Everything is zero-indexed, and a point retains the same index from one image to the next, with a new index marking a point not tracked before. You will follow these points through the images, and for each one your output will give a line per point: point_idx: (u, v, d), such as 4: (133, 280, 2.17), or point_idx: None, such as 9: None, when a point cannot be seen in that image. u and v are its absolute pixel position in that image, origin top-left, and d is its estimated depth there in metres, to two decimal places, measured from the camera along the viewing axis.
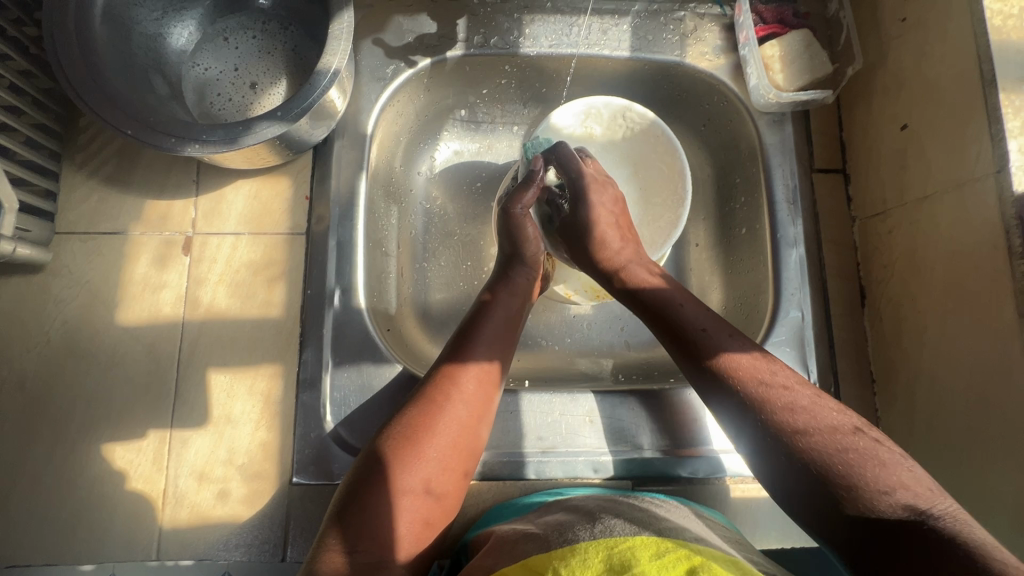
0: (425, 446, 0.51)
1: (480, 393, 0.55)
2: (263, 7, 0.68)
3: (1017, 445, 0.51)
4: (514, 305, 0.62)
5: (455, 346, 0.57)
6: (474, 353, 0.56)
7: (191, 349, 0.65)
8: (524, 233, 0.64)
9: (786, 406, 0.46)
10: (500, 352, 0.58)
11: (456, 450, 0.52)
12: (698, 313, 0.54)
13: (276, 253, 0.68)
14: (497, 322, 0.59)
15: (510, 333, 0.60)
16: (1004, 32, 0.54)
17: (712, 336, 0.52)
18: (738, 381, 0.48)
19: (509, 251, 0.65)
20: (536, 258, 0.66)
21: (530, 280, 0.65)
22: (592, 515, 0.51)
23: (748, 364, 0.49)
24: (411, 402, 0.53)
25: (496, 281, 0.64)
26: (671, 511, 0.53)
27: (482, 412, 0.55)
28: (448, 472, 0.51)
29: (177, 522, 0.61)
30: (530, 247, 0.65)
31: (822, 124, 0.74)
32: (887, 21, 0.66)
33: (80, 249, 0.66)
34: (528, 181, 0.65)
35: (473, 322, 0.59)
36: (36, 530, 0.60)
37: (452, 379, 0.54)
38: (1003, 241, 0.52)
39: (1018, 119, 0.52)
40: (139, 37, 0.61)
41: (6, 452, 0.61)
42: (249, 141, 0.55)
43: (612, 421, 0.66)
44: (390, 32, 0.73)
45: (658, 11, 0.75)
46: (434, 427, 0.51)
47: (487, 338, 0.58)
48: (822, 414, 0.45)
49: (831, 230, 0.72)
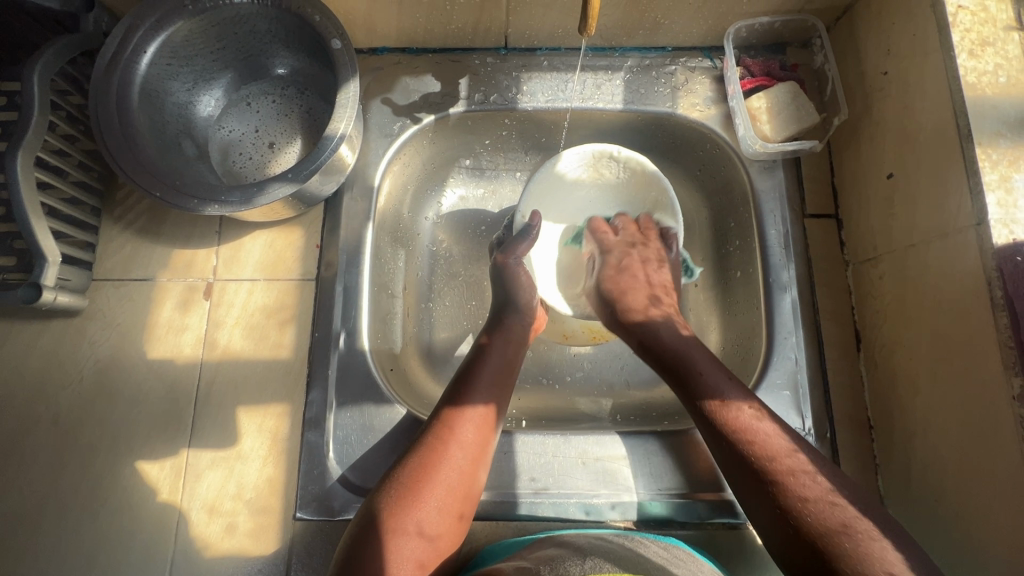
0: (424, 489, 0.53)
1: (478, 437, 0.58)
2: (282, 75, 0.75)
3: (1009, 499, 0.51)
4: (510, 350, 0.65)
5: (454, 390, 0.60)
6: (472, 398, 0.59)
7: (208, 388, 0.70)
8: (517, 281, 0.70)
9: (746, 433, 0.54)
10: (498, 396, 0.61)
11: (453, 493, 0.55)
12: (703, 361, 0.60)
13: (289, 297, 0.73)
14: (496, 362, 0.63)
15: (507, 376, 0.63)
16: (979, 88, 0.56)
17: (709, 380, 0.58)
18: (713, 413, 0.56)
19: (502, 299, 0.69)
20: (531, 304, 0.69)
21: (525, 326, 0.68)
22: (583, 550, 0.53)
23: (737, 412, 0.55)
24: (413, 448, 0.57)
25: (492, 327, 0.67)
26: (658, 554, 0.55)
27: (479, 455, 0.57)
28: (443, 515, 0.54)
29: (189, 553, 0.65)
30: (522, 293, 0.69)
31: (813, 170, 0.76)
32: (870, 74, 0.69)
33: (113, 295, 0.72)
34: (525, 234, 0.72)
35: (472, 367, 0.62)
36: (60, 558, 0.64)
37: (449, 424, 0.57)
38: (985, 291, 0.53)
39: (995, 171, 0.53)
40: (173, 107, 0.68)
41: (38, 483, 0.67)
42: (263, 200, 0.60)
43: (640, 462, 0.68)
44: (397, 92, 0.78)
45: (650, 66, 0.79)
46: (435, 470, 0.54)
47: (485, 381, 0.61)
48: (768, 446, 0.53)
49: (824, 275, 0.73)
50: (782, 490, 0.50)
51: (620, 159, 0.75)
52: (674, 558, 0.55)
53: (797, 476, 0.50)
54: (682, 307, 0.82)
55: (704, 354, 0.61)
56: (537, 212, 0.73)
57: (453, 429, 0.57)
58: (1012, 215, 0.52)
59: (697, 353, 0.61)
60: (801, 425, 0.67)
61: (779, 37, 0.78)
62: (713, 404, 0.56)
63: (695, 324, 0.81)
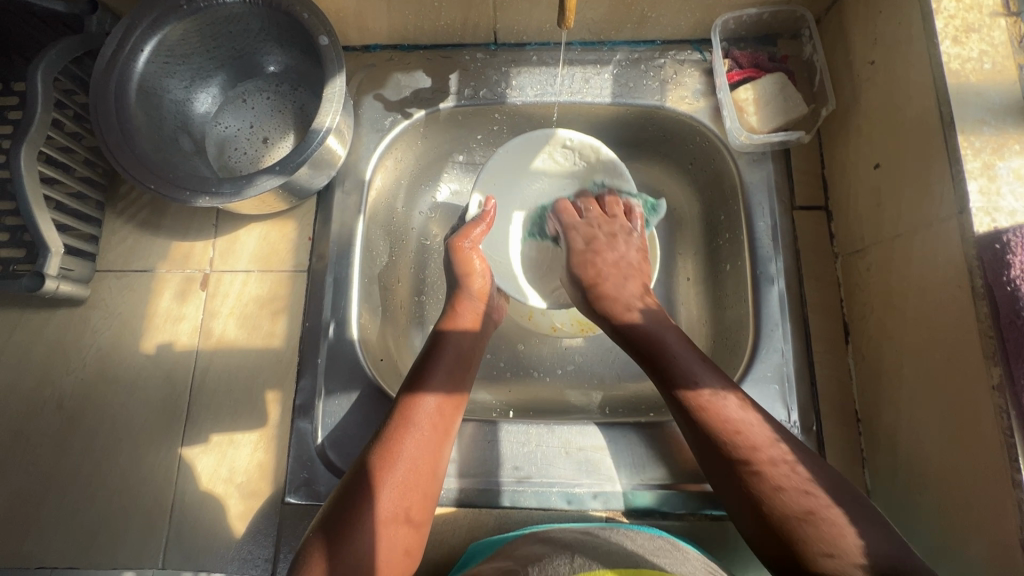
0: (391, 476, 0.55)
1: (437, 424, 0.60)
2: (275, 72, 0.77)
3: (991, 493, 0.50)
4: (466, 342, 0.67)
5: (411, 380, 0.62)
6: (429, 388, 0.61)
7: (203, 376, 0.72)
8: (468, 266, 0.71)
9: (727, 431, 0.55)
10: (456, 384, 0.63)
11: (420, 476, 0.57)
12: (683, 354, 0.61)
13: (282, 288, 0.75)
14: (451, 355, 0.65)
15: (464, 368, 0.65)
16: (962, 75, 0.54)
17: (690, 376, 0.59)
18: (694, 408, 0.57)
19: (456, 287, 0.71)
20: (487, 292, 0.72)
21: (477, 313, 0.70)
22: (567, 546, 0.54)
23: (720, 409, 0.56)
24: (376, 440, 0.58)
25: (445, 320, 0.69)
26: (641, 544, 0.56)
27: (442, 442, 0.60)
28: (418, 500, 0.56)
29: (183, 533, 0.67)
30: (477, 280, 0.71)
31: (803, 161, 0.76)
32: (858, 63, 0.68)
33: (115, 285, 0.75)
34: (479, 218, 0.73)
35: (427, 359, 0.64)
36: (62, 537, 0.67)
37: (409, 413, 0.59)
38: (967, 281, 0.52)
39: (978, 159, 0.52)
40: (170, 104, 0.70)
41: (42, 464, 0.70)
42: (251, 192, 0.62)
43: (618, 452, 0.68)
44: (389, 88, 0.80)
45: (639, 60, 0.79)
46: (398, 458, 0.56)
47: (442, 373, 0.63)
48: (749, 444, 0.54)
49: (814, 267, 0.72)
50: (764, 489, 0.52)
51: (575, 147, 0.77)
52: (659, 547, 0.56)
53: (778, 466, 0.53)
54: (672, 299, 0.83)
55: (688, 350, 0.61)
56: (490, 198, 0.74)
57: (411, 418, 0.59)
58: (994, 203, 0.51)
59: (678, 346, 0.62)
60: (787, 417, 0.66)
61: (769, 28, 0.77)
62: (694, 400, 0.57)
63: (685, 318, 0.81)
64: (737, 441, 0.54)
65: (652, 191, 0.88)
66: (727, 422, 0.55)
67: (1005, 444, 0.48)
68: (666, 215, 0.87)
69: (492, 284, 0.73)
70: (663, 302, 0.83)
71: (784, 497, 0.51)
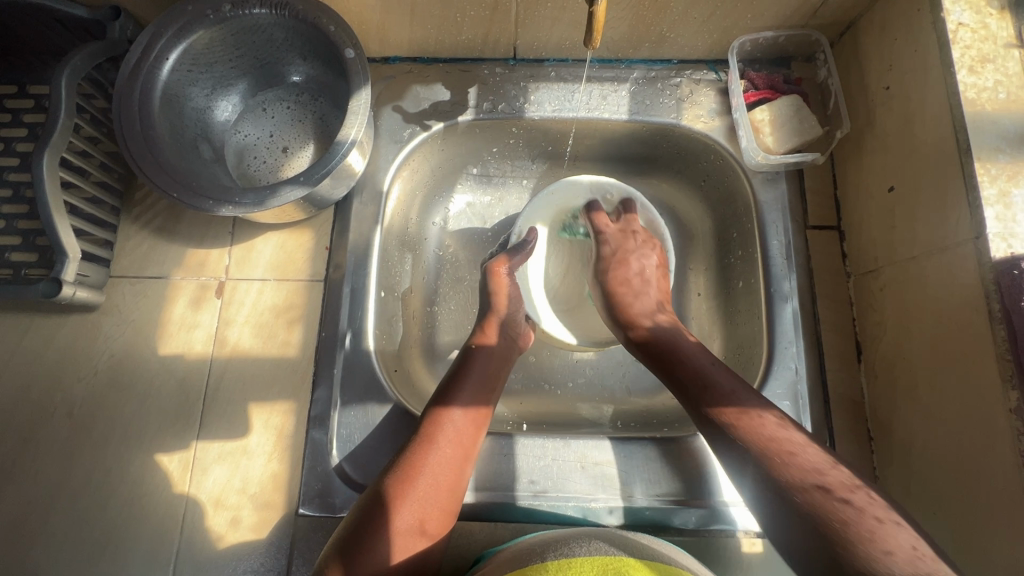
0: (412, 491, 0.55)
1: (461, 443, 0.60)
2: (297, 82, 0.78)
3: (1008, 515, 0.51)
4: (494, 361, 0.68)
5: (438, 397, 0.63)
6: (454, 405, 0.62)
7: (217, 384, 0.72)
8: (502, 290, 0.72)
9: (785, 453, 0.52)
10: (481, 404, 0.63)
11: (440, 492, 0.57)
12: (714, 371, 0.60)
13: (298, 297, 0.75)
14: (477, 374, 0.65)
15: (490, 388, 0.65)
16: (978, 104, 0.56)
17: (731, 396, 0.57)
18: (746, 431, 0.54)
19: (487, 307, 0.72)
20: (514, 318, 0.72)
21: (507, 336, 0.70)
22: (584, 533, 0.54)
23: (770, 432, 0.54)
24: (401, 453, 0.59)
25: (475, 338, 0.70)
26: (652, 540, 0.55)
27: (465, 460, 0.60)
28: (437, 516, 0.56)
29: (194, 543, 0.66)
30: (508, 306, 0.72)
31: (815, 182, 0.77)
32: (874, 88, 0.69)
33: (129, 292, 0.75)
34: (517, 249, 0.75)
35: (455, 377, 0.65)
36: (70, 548, 0.66)
37: (434, 428, 0.60)
38: (983, 305, 0.53)
39: (994, 186, 0.54)
40: (192, 112, 0.71)
41: (52, 470, 0.69)
42: (275, 203, 0.62)
43: (605, 467, 0.68)
44: (407, 100, 0.80)
45: (655, 78, 0.80)
46: (413, 472, 0.57)
47: (469, 391, 0.63)
48: (812, 465, 0.51)
49: (826, 285, 0.73)
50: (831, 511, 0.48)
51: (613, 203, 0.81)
52: (667, 544, 0.56)
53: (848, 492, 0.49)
54: (684, 315, 0.83)
55: (728, 374, 0.60)
56: (535, 230, 0.78)
57: (436, 435, 0.59)
58: (1010, 229, 0.52)
59: (717, 370, 0.60)
60: None
61: (784, 51, 0.79)
62: (742, 420, 0.55)
63: (697, 332, 0.82)
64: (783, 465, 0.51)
65: (664, 207, 0.89)
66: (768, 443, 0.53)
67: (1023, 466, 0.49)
68: (677, 231, 0.88)
69: (520, 310, 0.73)
70: (675, 318, 0.84)
71: (841, 521, 0.47)
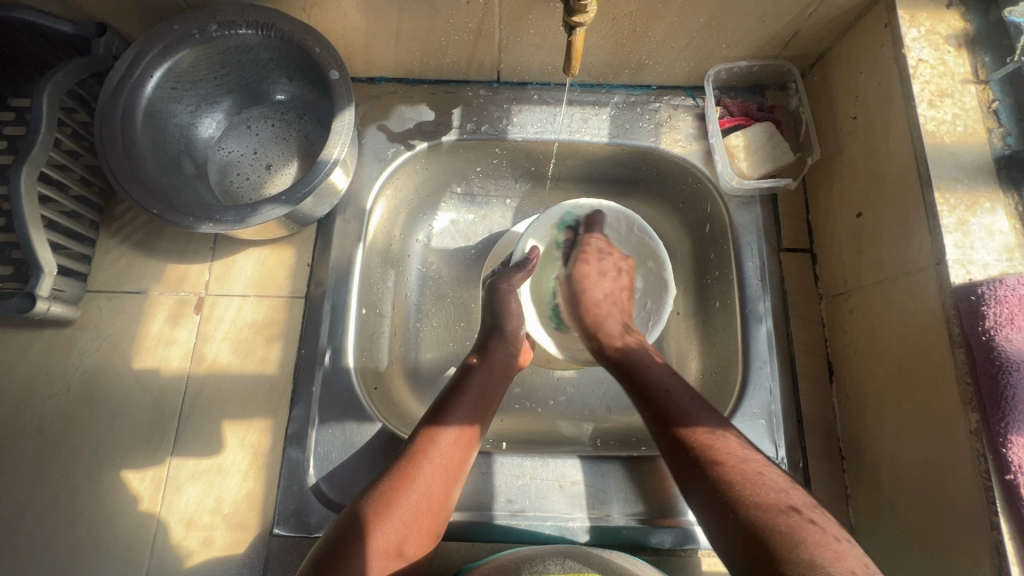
0: (400, 506, 0.55)
1: (453, 459, 0.60)
2: (282, 100, 0.79)
3: (972, 535, 0.52)
4: (493, 378, 0.68)
5: (435, 410, 0.63)
6: (451, 420, 0.62)
7: (194, 401, 0.71)
8: (509, 309, 0.73)
9: (737, 464, 0.51)
10: (475, 422, 0.63)
11: (426, 509, 0.57)
12: (666, 378, 0.62)
13: (278, 313, 0.75)
14: (475, 390, 0.66)
15: (484, 406, 0.65)
16: (938, 136, 0.59)
17: (687, 413, 0.57)
18: (703, 442, 0.54)
19: (491, 324, 0.73)
20: (516, 334, 0.72)
21: (507, 354, 0.71)
22: (559, 551, 0.55)
23: (718, 445, 0.53)
24: (393, 463, 0.59)
25: (476, 353, 0.70)
26: (625, 557, 0.56)
27: (454, 478, 0.60)
28: (420, 535, 0.56)
29: (164, 564, 0.65)
30: (510, 323, 0.72)
31: (789, 205, 0.79)
32: (842, 117, 0.72)
33: (106, 306, 0.74)
34: (522, 266, 0.77)
35: (454, 391, 0.65)
36: (34, 570, 0.64)
37: (427, 443, 0.59)
38: (945, 329, 0.55)
39: (953, 215, 0.56)
40: (174, 129, 0.71)
41: (18, 489, 0.67)
42: (256, 221, 0.62)
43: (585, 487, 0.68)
44: (393, 120, 0.81)
45: (635, 103, 0.82)
46: (406, 486, 0.56)
47: (463, 408, 0.63)
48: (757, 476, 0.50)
49: (799, 307, 0.75)
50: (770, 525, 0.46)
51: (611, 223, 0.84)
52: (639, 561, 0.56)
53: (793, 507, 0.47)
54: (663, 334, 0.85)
55: (692, 397, 0.59)
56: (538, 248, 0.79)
57: (430, 449, 0.59)
58: (969, 256, 0.55)
59: (673, 384, 0.61)
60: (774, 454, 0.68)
61: (758, 79, 0.82)
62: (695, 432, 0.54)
63: (675, 351, 0.84)
64: (744, 489, 0.49)
65: None
66: (743, 469, 0.51)
67: (982, 486, 0.51)
68: None
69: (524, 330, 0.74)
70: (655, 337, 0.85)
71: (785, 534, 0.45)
